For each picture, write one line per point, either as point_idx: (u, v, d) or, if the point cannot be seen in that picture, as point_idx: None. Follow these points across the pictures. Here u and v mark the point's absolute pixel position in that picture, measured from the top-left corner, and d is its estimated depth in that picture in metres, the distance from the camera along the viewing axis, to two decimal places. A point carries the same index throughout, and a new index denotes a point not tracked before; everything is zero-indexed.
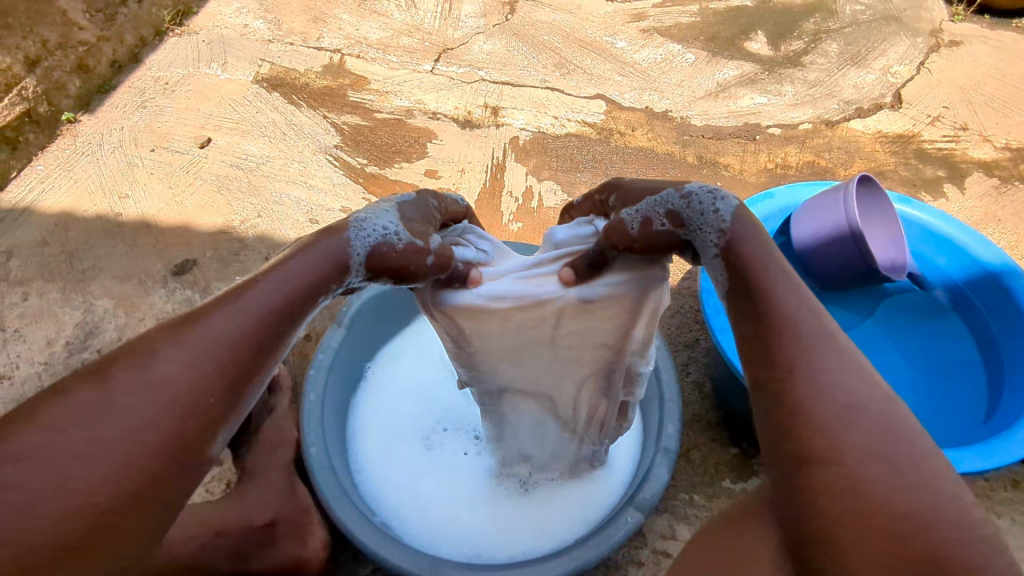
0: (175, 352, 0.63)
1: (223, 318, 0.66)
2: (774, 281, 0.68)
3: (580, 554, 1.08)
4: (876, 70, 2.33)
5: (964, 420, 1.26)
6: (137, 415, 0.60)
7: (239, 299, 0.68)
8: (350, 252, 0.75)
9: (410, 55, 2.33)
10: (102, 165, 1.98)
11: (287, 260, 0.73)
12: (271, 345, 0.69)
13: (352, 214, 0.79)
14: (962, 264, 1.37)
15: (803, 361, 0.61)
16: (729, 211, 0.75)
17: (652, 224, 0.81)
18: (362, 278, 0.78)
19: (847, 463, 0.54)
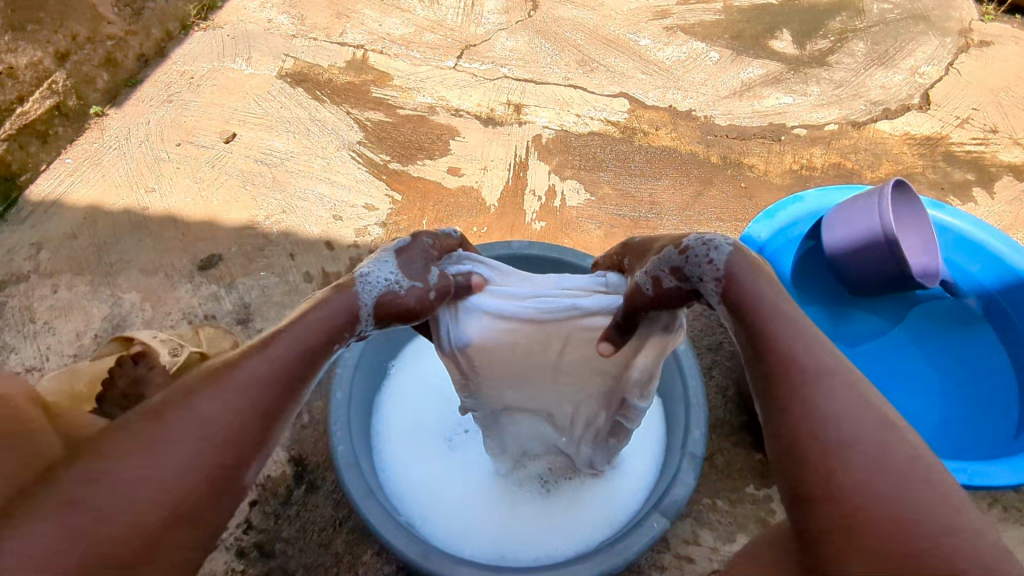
0: (215, 394, 0.67)
1: (255, 364, 0.71)
2: (772, 320, 0.71)
3: (605, 558, 1.08)
4: (904, 70, 2.30)
5: (994, 428, 1.26)
6: (182, 447, 0.63)
7: (270, 346, 0.73)
8: (360, 303, 0.81)
9: (433, 51, 2.33)
10: (129, 159, 1.99)
11: (306, 314, 0.79)
12: (298, 385, 0.74)
13: (359, 267, 0.85)
14: (995, 272, 1.35)
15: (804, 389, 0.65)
16: (723, 260, 0.78)
17: (662, 281, 0.86)
18: (372, 327, 0.84)
19: (852, 497, 0.58)
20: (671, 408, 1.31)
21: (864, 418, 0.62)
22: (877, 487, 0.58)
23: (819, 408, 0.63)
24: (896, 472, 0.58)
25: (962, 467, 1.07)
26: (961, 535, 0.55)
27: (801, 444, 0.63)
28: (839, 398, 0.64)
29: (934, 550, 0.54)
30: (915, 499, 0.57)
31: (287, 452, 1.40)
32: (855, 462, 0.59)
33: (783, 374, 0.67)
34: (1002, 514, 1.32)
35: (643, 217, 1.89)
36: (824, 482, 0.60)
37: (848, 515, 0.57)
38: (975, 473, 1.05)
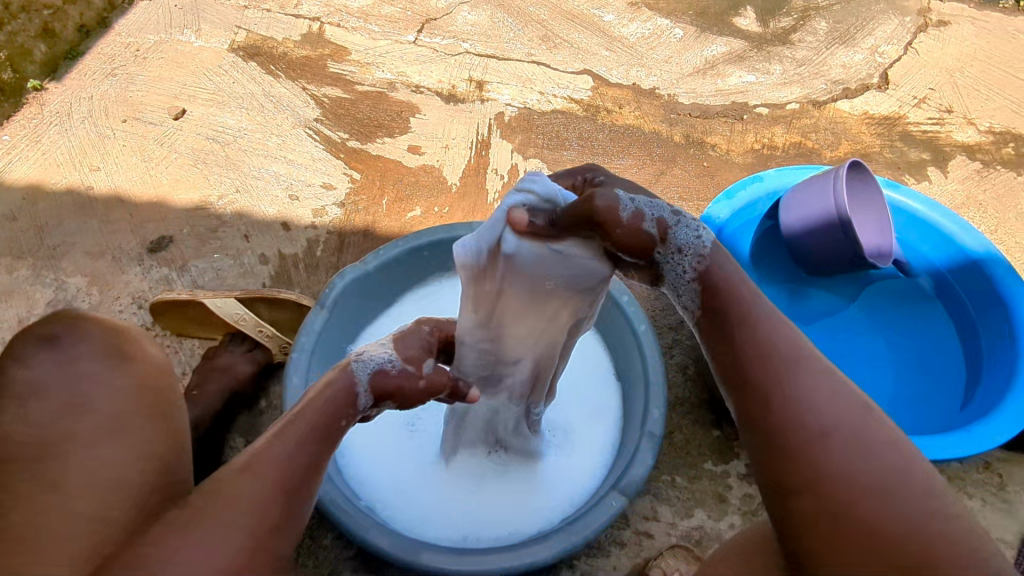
0: (243, 483, 0.75)
1: (277, 446, 0.79)
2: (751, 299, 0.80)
3: (565, 537, 1.09)
4: (864, 49, 2.31)
5: (944, 402, 1.29)
6: (212, 533, 0.70)
7: (287, 427, 0.81)
8: (356, 379, 0.90)
9: (392, 25, 2.26)
10: (72, 136, 1.90)
11: (313, 397, 0.87)
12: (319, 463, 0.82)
13: (357, 364, 0.92)
14: (945, 252, 1.37)
15: (787, 379, 0.73)
16: (709, 240, 0.83)
17: (642, 222, 0.83)
18: (369, 403, 0.93)
19: (826, 494, 0.67)
20: (631, 384, 1.32)
21: (841, 407, 0.70)
22: (853, 470, 0.66)
23: (794, 404, 0.71)
24: (871, 460, 0.67)
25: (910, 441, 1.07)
26: (942, 521, 0.64)
27: (785, 439, 0.70)
28: (815, 387, 0.72)
29: (912, 538, 0.63)
30: (893, 485, 0.66)
31: (244, 440, 1.40)
32: (832, 453, 0.68)
33: (766, 358, 0.75)
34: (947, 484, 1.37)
35: None
36: (811, 488, 0.67)
37: (835, 515, 0.66)
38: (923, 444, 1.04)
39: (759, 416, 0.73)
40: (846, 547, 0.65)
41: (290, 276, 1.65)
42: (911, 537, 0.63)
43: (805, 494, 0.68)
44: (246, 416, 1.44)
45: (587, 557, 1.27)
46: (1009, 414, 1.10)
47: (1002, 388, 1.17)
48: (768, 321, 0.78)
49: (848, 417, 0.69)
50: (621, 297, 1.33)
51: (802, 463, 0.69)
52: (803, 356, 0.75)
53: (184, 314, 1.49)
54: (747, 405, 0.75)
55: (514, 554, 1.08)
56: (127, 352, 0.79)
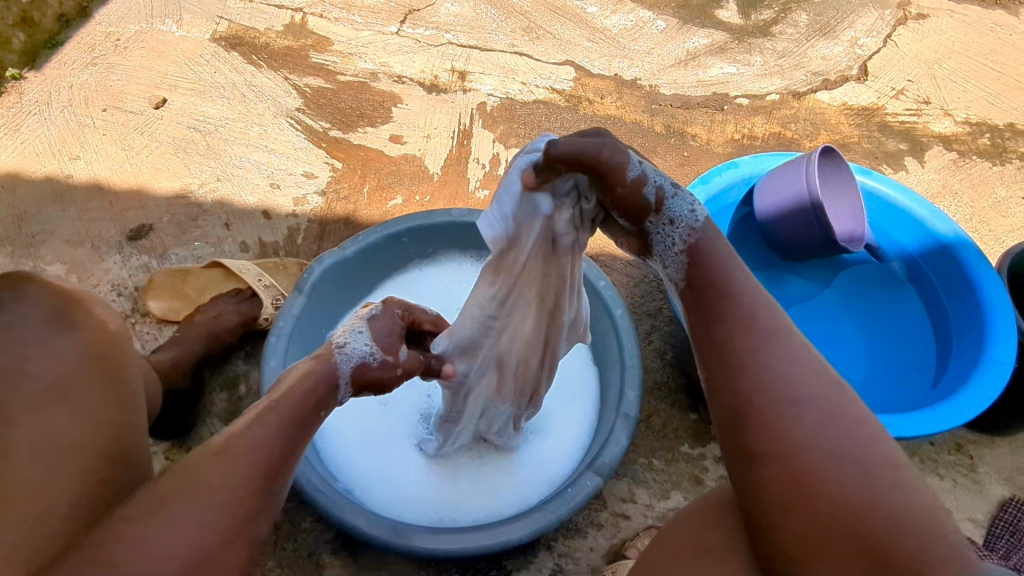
0: (220, 464, 0.73)
1: (256, 430, 0.78)
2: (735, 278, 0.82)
3: (541, 516, 1.10)
4: (844, 42, 2.33)
5: (916, 383, 1.31)
6: (192, 517, 0.68)
7: (265, 412, 0.81)
8: (338, 371, 0.91)
9: (375, 16, 2.26)
10: (51, 125, 1.89)
11: (291, 387, 0.86)
12: (293, 450, 0.81)
13: (337, 354, 0.93)
14: (917, 237, 1.39)
15: (764, 348, 0.73)
16: (703, 213, 0.87)
17: (644, 185, 0.85)
18: (348, 395, 0.94)
19: (790, 457, 0.66)
20: (608, 367, 1.33)
21: (813, 378, 0.70)
22: (819, 437, 0.66)
23: (765, 373, 0.71)
24: (834, 431, 0.66)
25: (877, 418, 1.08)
26: (903, 492, 0.62)
27: (753, 403, 0.70)
28: (790, 357, 0.72)
29: (874, 504, 0.62)
30: (854, 458, 0.64)
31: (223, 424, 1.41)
32: (797, 421, 0.67)
33: (750, 327, 0.76)
34: (920, 465, 1.39)
35: None
36: (779, 452, 0.67)
37: (796, 480, 0.65)
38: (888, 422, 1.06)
39: (728, 385, 0.74)
40: (797, 518, 0.64)
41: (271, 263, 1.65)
42: (873, 504, 0.62)
43: (767, 458, 0.67)
44: (226, 402, 1.44)
45: (564, 538, 1.28)
46: (975, 392, 1.11)
47: (969, 370, 1.18)
48: (753, 297, 0.79)
49: (819, 387, 0.69)
50: (598, 282, 1.34)
51: (763, 430, 0.69)
52: (782, 330, 0.75)
53: (178, 284, 1.57)
54: (721, 372, 0.75)
55: (488, 533, 1.09)
56: (72, 320, 0.90)
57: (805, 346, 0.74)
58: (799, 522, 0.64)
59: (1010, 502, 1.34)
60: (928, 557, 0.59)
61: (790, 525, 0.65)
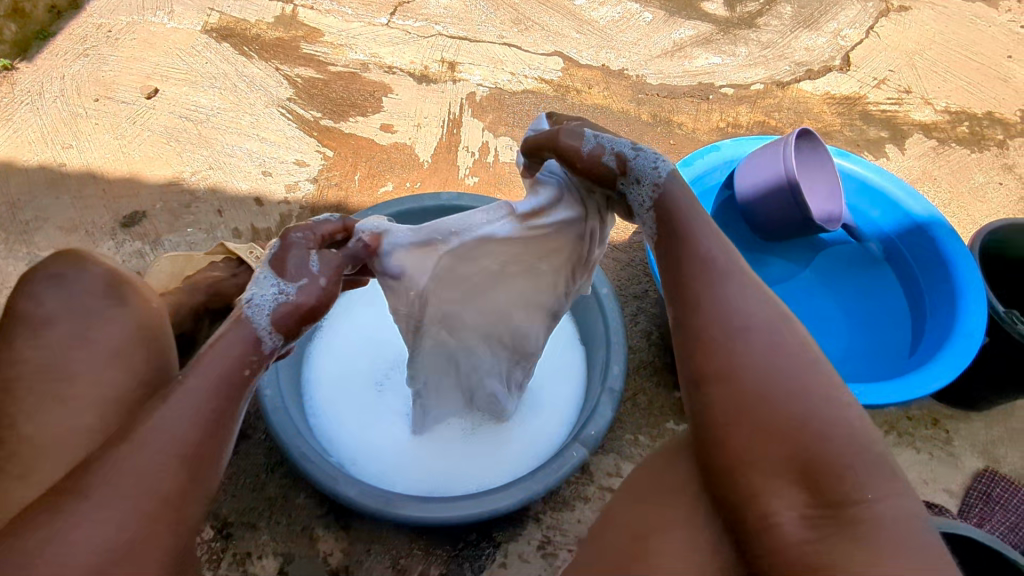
0: (132, 450, 0.63)
1: (172, 405, 0.68)
2: (693, 221, 0.83)
3: (527, 485, 1.13)
4: (827, 33, 2.37)
5: (892, 357, 1.35)
6: (105, 512, 0.60)
7: (182, 382, 0.70)
8: (253, 326, 0.77)
9: (365, 8, 2.29)
10: (44, 114, 1.90)
11: (213, 345, 0.74)
12: (226, 414, 0.71)
13: (249, 304, 0.78)
14: (894, 217, 1.43)
15: (717, 283, 0.75)
16: (665, 170, 0.88)
17: (602, 154, 0.91)
18: (279, 340, 0.80)
19: (734, 382, 0.68)
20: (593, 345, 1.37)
21: (762, 310, 0.72)
22: (762, 362, 0.68)
23: (718, 303, 0.73)
24: (776, 357, 0.68)
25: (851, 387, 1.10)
26: (835, 410, 0.64)
27: (705, 333, 0.72)
28: (742, 293, 0.74)
29: (807, 425, 0.63)
30: (791, 379, 0.66)
31: None
32: (744, 345, 0.69)
33: (703, 266, 0.77)
34: (897, 440, 1.43)
35: None
36: (723, 376, 0.69)
37: (741, 403, 0.66)
38: (861, 392, 1.09)
39: (682, 318, 0.76)
40: (738, 432, 0.66)
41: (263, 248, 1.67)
42: (806, 425, 0.63)
43: (715, 383, 0.69)
44: None
45: (552, 510, 1.31)
46: (945, 362, 1.15)
47: (941, 342, 1.22)
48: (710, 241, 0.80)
49: (767, 318, 0.71)
50: None
51: (713, 355, 0.71)
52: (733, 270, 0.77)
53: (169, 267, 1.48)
54: (678, 307, 0.77)
55: (475, 501, 1.12)
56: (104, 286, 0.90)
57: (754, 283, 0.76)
58: (738, 437, 0.66)
59: (984, 473, 1.39)
60: (853, 475, 0.61)
61: (732, 439, 0.66)
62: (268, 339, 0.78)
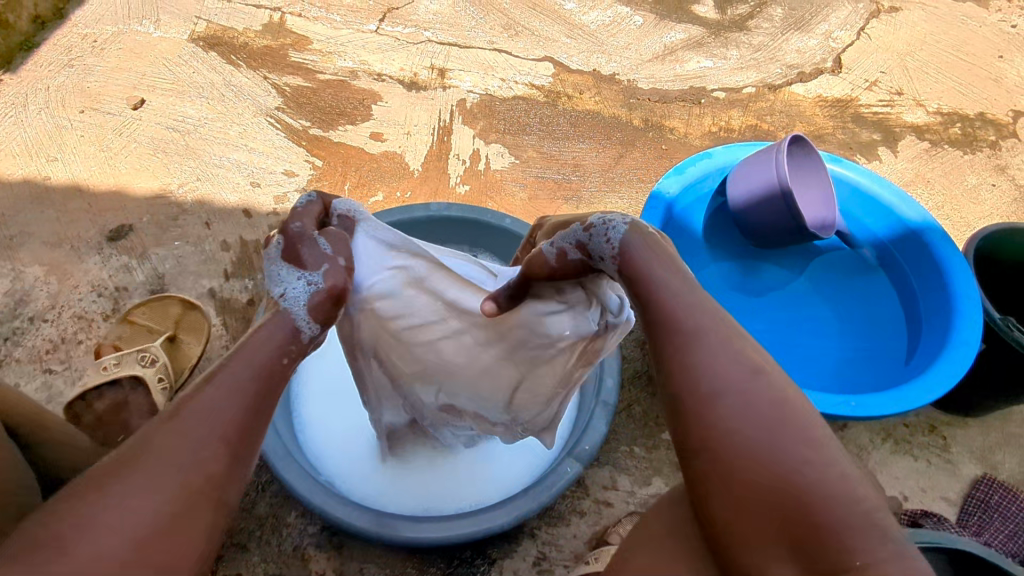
0: (180, 434, 0.67)
1: (214, 395, 0.72)
2: (655, 280, 0.84)
3: (522, 503, 1.12)
4: (818, 35, 2.36)
5: (889, 365, 1.34)
6: (157, 488, 0.63)
7: (218, 373, 0.74)
8: (292, 318, 0.82)
9: (354, 15, 2.26)
10: (28, 127, 1.88)
11: (247, 339, 0.79)
12: (263, 405, 0.76)
13: (288, 296, 0.82)
14: (887, 223, 1.43)
15: (691, 347, 0.79)
16: (618, 238, 0.87)
17: (567, 254, 0.91)
18: (322, 326, 0.85)
19: (713, 451, 0.73)
20: None
21: (732, 370, 0.76)
22: (736, 428, 0.73)
23: (691, 368, 0.78)
24: (748, 419, 0.73)
25: (847, 399, 1.10)
26: (813, 467, 0.69)
27: (684, 400, 0.77)
28: (714, 356, 0.78)
29: (789, 487, 0.68)
30: (766, 443, 0.71)
31: None
32: (716, 415, 0.74)
33: (675, 330, 0.80)
34: (894, 447, 1.43)
35: (566, 178, 1.91)
36: (702, 448, 0.74)
37: (725, 471, 0.72)
38: (857, 404, 1.08)
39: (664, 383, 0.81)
40: (721, 502, 0.72)
41: (252, 261, 1.64)
42: (788, 484, 0.69)
43: (697, 452, 0.75)
44: None
45: (547, 526, 1.29)
46: (943, 370, 1.15)
47: (935, 351, 1.22)
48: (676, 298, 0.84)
49: (737, 380, 0.76)
50: None
51: (702, 424, 0.75)
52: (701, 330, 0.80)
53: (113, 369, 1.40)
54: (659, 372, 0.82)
55: (471, 520, 1.10)
56: None
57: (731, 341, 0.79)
58: (721, 505, 0.72)
59: (982, 480, 1.38)
60: (839, 532, 0.66)
61: (714, 507, 0.73)
62: (303, 325, 0.82)
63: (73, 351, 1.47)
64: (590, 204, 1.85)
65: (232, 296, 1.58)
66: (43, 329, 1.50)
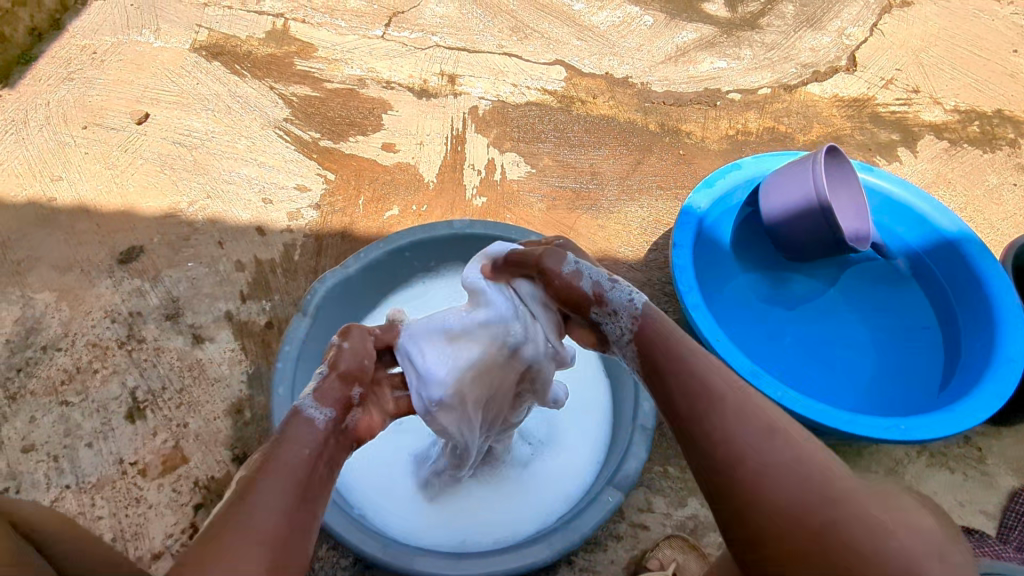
0: (228, 547, 0.67)
1: (256, 508, 0.72)
2: (678, 356, 0.91)
3: (562, 536, 1.09)
4: (831, 32, 2.32)
5: (924, 379, 1.33)
6: None
7: (254, 486, 0.76)
8: (309, 417, 0.88)
9: (359, 19, 2.20)
10: (30, 145, 1.82)
11: (275, 452, 0.82)
12: (303, 514, 0.76)
13: (297, 399, 0.91)
14: (921, 233, 1.41)
15: (710, 417, 0.81)
16: (639, 300, 0.98)
17: (580, 279, 1.03)
18: (334, 413, 0.91)
19: (748, 517, 0.72)
20: (619, 376, 1.33)
21: (749, 429, 0.77)
22: (762, 486, 0.72)
23: (713, 434, 0.79)
24: (775, 475, 0.72)
25: (894, 423, 1.10)
26: (846, 510, 0.66)
27: (711, 470, 0.77)
28: (729, 418, 0.79)
29: (827, 539, 0.65)
30: (792, 496, 0.70)
31: (230, 451, 1.37)
32: (743, 480, 0.74)
33: (696, 399, 0.84)
34: (929, 460, 1.43)
35: (584, 187, 1.87)
36: (738, 517, 0.73)
37: (761, 535, 0.70)
38: (905, 430, 1.08)
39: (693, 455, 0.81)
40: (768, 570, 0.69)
41: (268, 281, 1.60)
42: (823, 531, 0.66)
43: (734, 523, 0.73)
44: (230, 428, 1.39)
45: (584, 552, 1.27)
46: (989, 390, 1.13)
47: (978, 369, 1.20)
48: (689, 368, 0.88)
49: (756, 440, 0.76)
50: None
51: (732, 493, 0.74)
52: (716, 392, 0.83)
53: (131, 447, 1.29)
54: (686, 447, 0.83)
55: (510, 556, 1.08)
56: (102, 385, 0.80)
57: (747, 402, 0.81)
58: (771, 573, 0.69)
59: (1020, 493, 1.38)
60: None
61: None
62: (311, 412, 0.89)
63: (89, 381, 1.43)
64: (610, 214, 1.82)
65: (250, 319, 1.54)
66: (56, 359, 1.46)
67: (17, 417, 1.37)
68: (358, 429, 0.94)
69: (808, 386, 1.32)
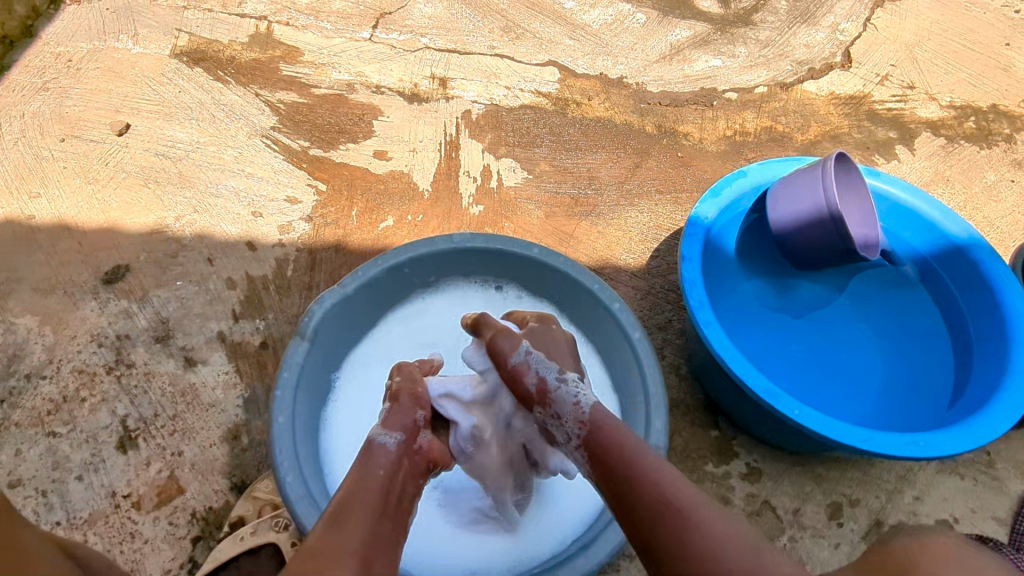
0: (335, 547, 0.78)
1: (355, 517, 0.85)
2: (642, 458, 0.89)
3: (578, 564, 1.07)
4: (825, 27, 2.28)
5: (934, 387, 1.33)
6: None
7: (349, 500, 0.88)
8: (383, 440, 1.02)
9: (345, 21, 2.12)
10: (5, 160, 1.75)
11: (360, 471, 0.95)
12: (390, 525, 0.88)
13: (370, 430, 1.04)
14: (928, 238, 1.40)
15: (682, 523, 0.78)
16: (586, 404, 1.01)
17: (525, 376, 1.09)
18: (401, 434, 1.04)
19: None
20: (628, 393, 1.30)
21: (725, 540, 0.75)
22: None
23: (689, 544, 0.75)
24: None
25: (914, 439, 1.09)
26: None
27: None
28: (706, 523, 0.77)
29: None
30: None
31: (229, 479, 1.33)
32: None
33: (664, 509, 0.80)
34: (938, 466, 1.43)
35: (582, 193, 1.83)
36: None
37: None
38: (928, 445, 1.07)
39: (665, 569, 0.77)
40: None
41: (261, 299, 1.55)
42: None
43: None
44: (228, 455, 1.35)
45: None
46: (1007, 402, 1.12)
47: (992, 378, 1.20)
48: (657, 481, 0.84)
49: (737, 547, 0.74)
50: (612, 304, 1.31)
51: None
52: (693, 516, 0.78)
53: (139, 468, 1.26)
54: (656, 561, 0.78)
55: None
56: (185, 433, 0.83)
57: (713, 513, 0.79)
58: None
59: None
60: None
61: None
62: (382, 437, 1.02)
63: (77, 410, 1.37)
64: (610, 220, 1.79)
65: (244, 339, 1.49)
66: (41, 387, 1.40)
67: (3, 451, 1.32)
68: (431, 451, 1.07)
69: (818, 399, 1.31)
